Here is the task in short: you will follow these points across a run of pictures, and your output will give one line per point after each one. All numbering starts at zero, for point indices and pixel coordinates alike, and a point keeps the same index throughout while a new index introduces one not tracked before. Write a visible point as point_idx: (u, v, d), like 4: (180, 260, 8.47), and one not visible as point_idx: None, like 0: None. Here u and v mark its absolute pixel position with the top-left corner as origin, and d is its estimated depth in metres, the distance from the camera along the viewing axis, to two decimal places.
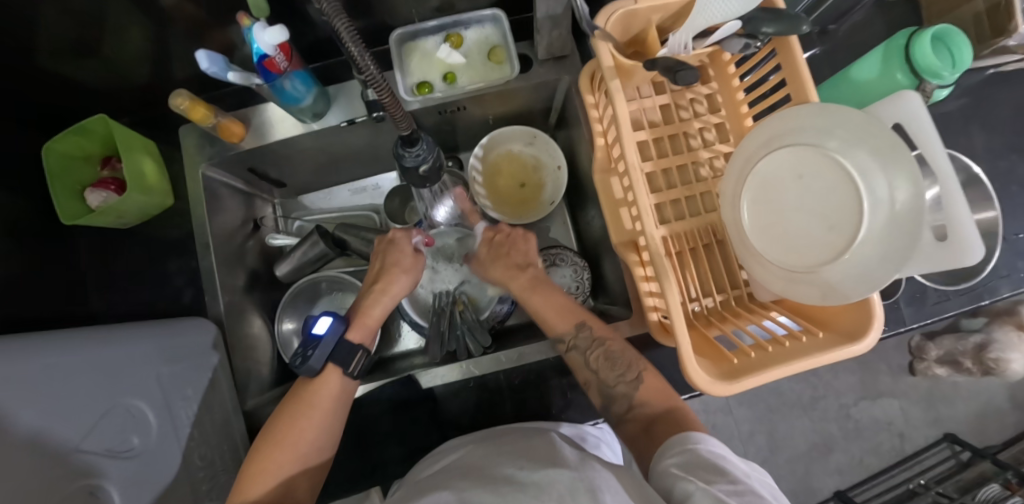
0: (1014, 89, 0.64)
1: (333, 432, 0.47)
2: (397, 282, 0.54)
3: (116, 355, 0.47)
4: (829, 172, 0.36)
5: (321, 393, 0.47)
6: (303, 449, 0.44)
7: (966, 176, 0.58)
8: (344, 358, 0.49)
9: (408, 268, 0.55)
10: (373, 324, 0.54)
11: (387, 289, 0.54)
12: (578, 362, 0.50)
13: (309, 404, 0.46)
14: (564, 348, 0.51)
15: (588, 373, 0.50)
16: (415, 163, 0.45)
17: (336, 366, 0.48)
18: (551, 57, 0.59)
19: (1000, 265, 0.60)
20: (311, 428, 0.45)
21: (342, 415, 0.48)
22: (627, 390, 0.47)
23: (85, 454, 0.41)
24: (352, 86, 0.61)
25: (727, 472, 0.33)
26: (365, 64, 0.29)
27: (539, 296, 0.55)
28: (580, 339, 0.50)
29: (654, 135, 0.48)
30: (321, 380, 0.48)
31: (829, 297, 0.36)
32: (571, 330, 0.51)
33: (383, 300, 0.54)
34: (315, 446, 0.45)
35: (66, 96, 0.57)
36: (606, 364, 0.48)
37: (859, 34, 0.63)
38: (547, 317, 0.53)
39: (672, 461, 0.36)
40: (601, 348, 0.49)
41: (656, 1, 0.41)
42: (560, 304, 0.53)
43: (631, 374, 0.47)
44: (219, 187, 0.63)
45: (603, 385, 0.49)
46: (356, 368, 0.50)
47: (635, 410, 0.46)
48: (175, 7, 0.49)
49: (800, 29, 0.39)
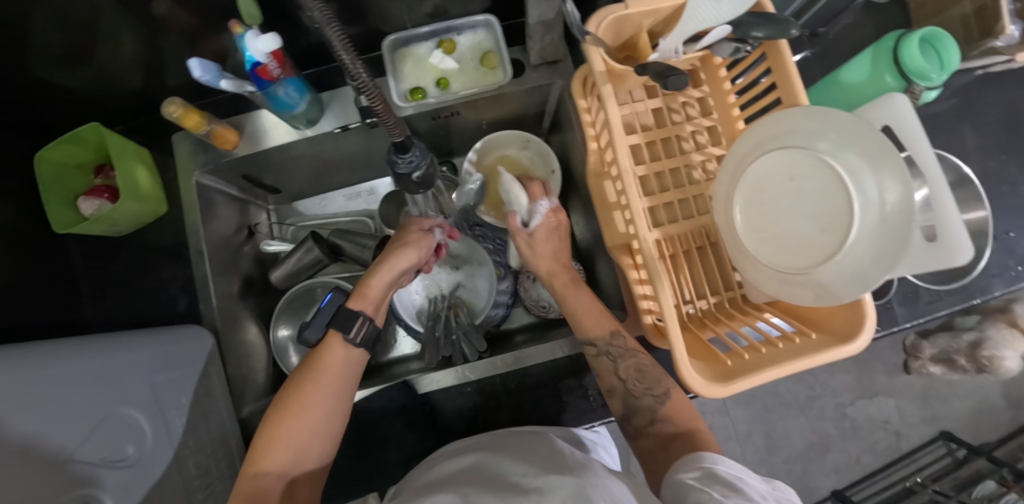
0: (1001, 89, 0.65)
1: (343, 401, 0.45)
2: (399, 255, 0.52)
3: (111, 365, 0.47)
4: (821, 174, 0.36)
5: (327, 359, 0.45)
6: (315, 416, 0.42)
7: (956, 176, 0.59)
8: (345, 322, 0.46)
9: (410, 242, 0.53)
10: (375, 295, 0.51)
11: (389, 260, 0.51)
12: (607, 368, 0.49)
13: (317, 370, 0.44)
14: (594, 351, 0.50)
15: (615, 380, 0.49)
16: (408, 170, 0.45)
17: (337, 330, 0.46)
18: (544, 62, 0.59)
19: (992, 264, 0.60)
20: (320, 394, 0.43)
21: (351, 383, 0.46)
22: (653, 403, 0.46)
23: (81, 464, 0.41)
24: (345, 92, 0.61)
25: (743, 491, 0.33)
26: (357, 72, 0.30)
27: (579, 293, 0.53)
28: (613, 346, 0.49)
29: (647, 138, 0.48)
30: (325, 345, 0.46)
31: (822, 298, 0.36)
32: (606, 334, 0.49)
33: (384, 272, 0.51)
34: (327, 414, 0.43)
35: (57, 105, 0.57)
36: (636, 375, 0.48)
37: (848, 36, 0.64)
38: (581, 317, 0.51)
39: (687, 475, 0.36)
40: (632, 359, 0.48)
41: (647, 6, 0.41)
42: (596, 310, 0.51)
43: (660, 388, 0.47)
44: (213, 194, 0.63)
45: (628, 396, 0.48)
46: (359, 335, 0.47)
47: (657, 425, 0.45)
48: (167, 15, 0.49)
49: (789, 33, 0.38)
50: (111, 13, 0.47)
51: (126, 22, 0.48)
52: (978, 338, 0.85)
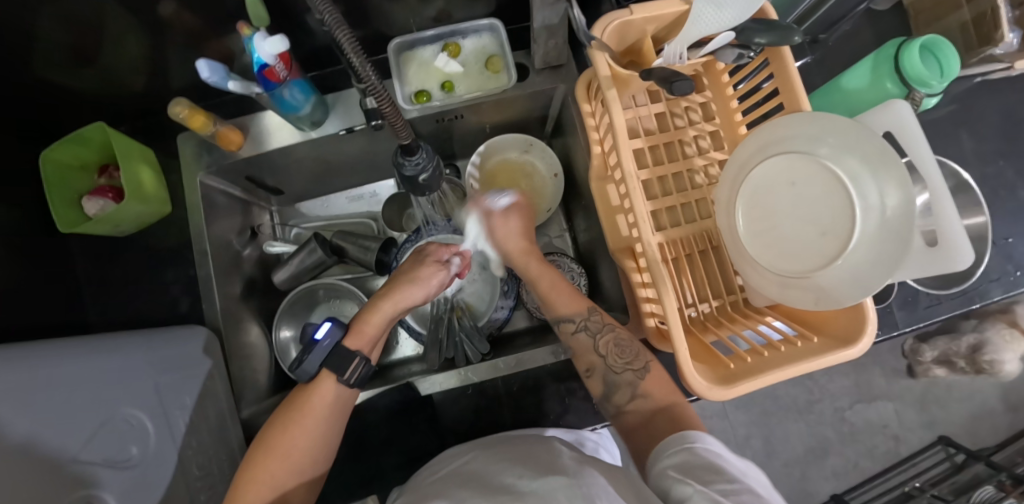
0: (1000, 97, 0.65)
1: (328, 441, 0.46)
2: (406, 293, 0.52)
3: (111, 365, 0.47)
4: (821, 178, 0.37)
5: (315, 400, 0.45)
6: (297, 460, 0.43)
7: (955, 182, 0.59)
8: (337, 364, 0.47)
9: (420, 279, 0.53)
10: (373, 332, 0.52)
11: (395, 297, 0.52)
12: (586, 345, 0.51)
13: (304, 409, 0.45)
14: (573, 328, 0.52)
15: (594, 357, 0.50)
16: (414, 172, 0.46)
17: (330, 371, 0.47)
18: (547, 66, 0.59)
19: (991, 269, 0.60)
20: (303, 436, 0.44)
21: (337, 423, 0.47)
22: (633, 378, 0.47)
23: (85, 464, 0.43)
24: (350, 94, 0.61)
25: (725, 471, 0.33)
26: (365, 73, 0.30)
27: (544, 278, 0.56)
28: (591, 322, 0.51)
29: (650, 143, 0.48)
30: (314, 386, 0.46)
31: (823, 302, 0.37)
32: (582, 312, 0.52)
33: (385, 308, 0.52)
34: (310, 455, 0.44)
35: (63, 105, 0.57)
36: (614, 349, 0.49)
37: (849, 43, 0.64)
38: (554, 297, 0.54)
39: (668, 462, 0.37)
40: (610, 333, 0.50)
41: (652, 12, 0.42)
42: (568, 290, 0.54)
43: (639, 362, 0.48)
44: (216, 194, 0.63)
45: (608, 371, 0.49)
46: (353, 377, 0.47)
47: (637, 401, 0.46)
48: (173, 16, 0.49)
49: (793, 39, 0.40)
50: (119, 15, 0.47)
51: (134, 24, 0.49)
52: (977, 341, 0.86)
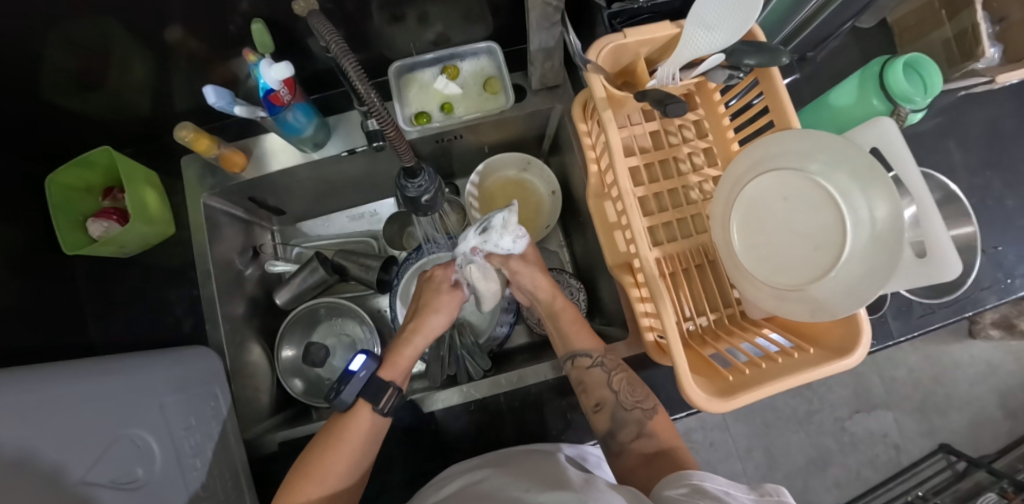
0: (986, 110, 0.67)
1: (360, 466, 0.47)
2: (431, 322, 0.56)
3: (125, 383, 0.45)
4: (814, 194, 0.38)
5: (350, 430, 0.47)
6: (332, 484, 0.45)
7: (943, 193, 0.61)
8: (375, 393, 0.49)
9: (442, 307, 0.57)
10: (405, 364, 0.54)
11: (422, 329, 0.55)
12: (599, 380, 0.52)
13: (341, 437, 0.47)
14: (589, 363, 0.53)
15: (606, 392, 0.51)
16: (417, 194, 0.47)
17: (366, 401, 0.48)
18: (544, 87, 0.61)
19: (983, 277, 0.61)
20: (340, 462, 0.46)
21: (370, 452, 0.48)
22: (641, 417, 0.49)
23: (93, 487, 0.37)
24: (351, 117, 0.63)
25: None
26: (370, 97, 0.33)
27: (565, 315, 0.58)
28: (607, 360, 0.53)
29: (645, 160, 0.50)
30: (352, 414, 0.48)
31: (818, 313, 0.37)
32: (598, 348, 0.54)
33: (416, 341, 0.55)
34: (345, 480, 0.46)
35: (72, 128, 0.59)
36: (627, 388, 0.51)
37: (836, 61, 0.67)
38: (568, 332, 0.56)
39: (676, 491, 0.38)
40: (623, 373, 0.52)
41: (644, 36, 0.43)
42: (586, 329, 0.56)
43: (648, 403, 0.50)
44: (219, 215, 0.64)
45: (618, 408, 0.50)
46: (387, 405, 0.49)
47: (641, 440, 0.48)
48: (179, 42, 0.50)
49: (781, 60, 0.41)
50: (125, 41, 0.48)
51: (140, 49, 0.50)
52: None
